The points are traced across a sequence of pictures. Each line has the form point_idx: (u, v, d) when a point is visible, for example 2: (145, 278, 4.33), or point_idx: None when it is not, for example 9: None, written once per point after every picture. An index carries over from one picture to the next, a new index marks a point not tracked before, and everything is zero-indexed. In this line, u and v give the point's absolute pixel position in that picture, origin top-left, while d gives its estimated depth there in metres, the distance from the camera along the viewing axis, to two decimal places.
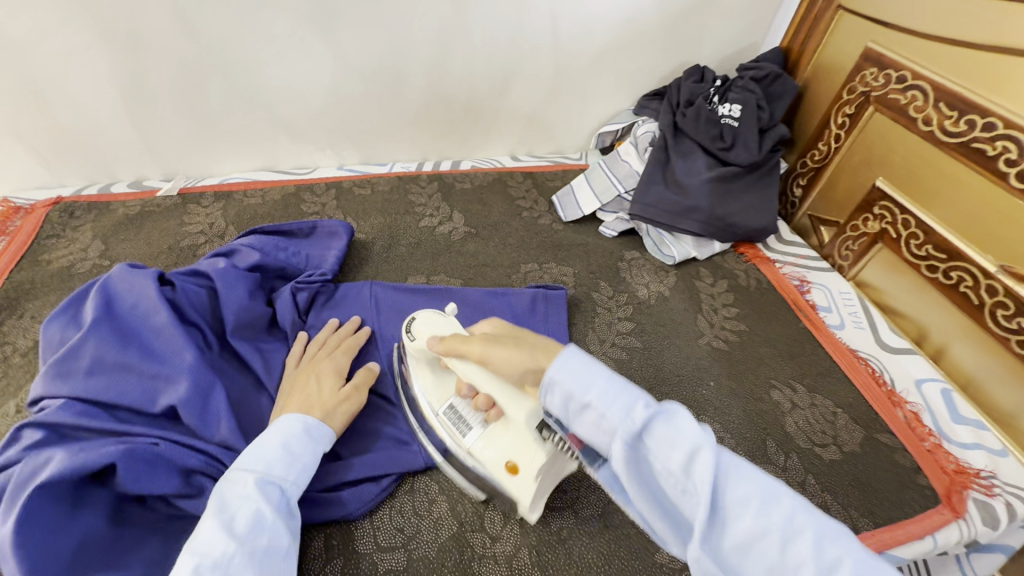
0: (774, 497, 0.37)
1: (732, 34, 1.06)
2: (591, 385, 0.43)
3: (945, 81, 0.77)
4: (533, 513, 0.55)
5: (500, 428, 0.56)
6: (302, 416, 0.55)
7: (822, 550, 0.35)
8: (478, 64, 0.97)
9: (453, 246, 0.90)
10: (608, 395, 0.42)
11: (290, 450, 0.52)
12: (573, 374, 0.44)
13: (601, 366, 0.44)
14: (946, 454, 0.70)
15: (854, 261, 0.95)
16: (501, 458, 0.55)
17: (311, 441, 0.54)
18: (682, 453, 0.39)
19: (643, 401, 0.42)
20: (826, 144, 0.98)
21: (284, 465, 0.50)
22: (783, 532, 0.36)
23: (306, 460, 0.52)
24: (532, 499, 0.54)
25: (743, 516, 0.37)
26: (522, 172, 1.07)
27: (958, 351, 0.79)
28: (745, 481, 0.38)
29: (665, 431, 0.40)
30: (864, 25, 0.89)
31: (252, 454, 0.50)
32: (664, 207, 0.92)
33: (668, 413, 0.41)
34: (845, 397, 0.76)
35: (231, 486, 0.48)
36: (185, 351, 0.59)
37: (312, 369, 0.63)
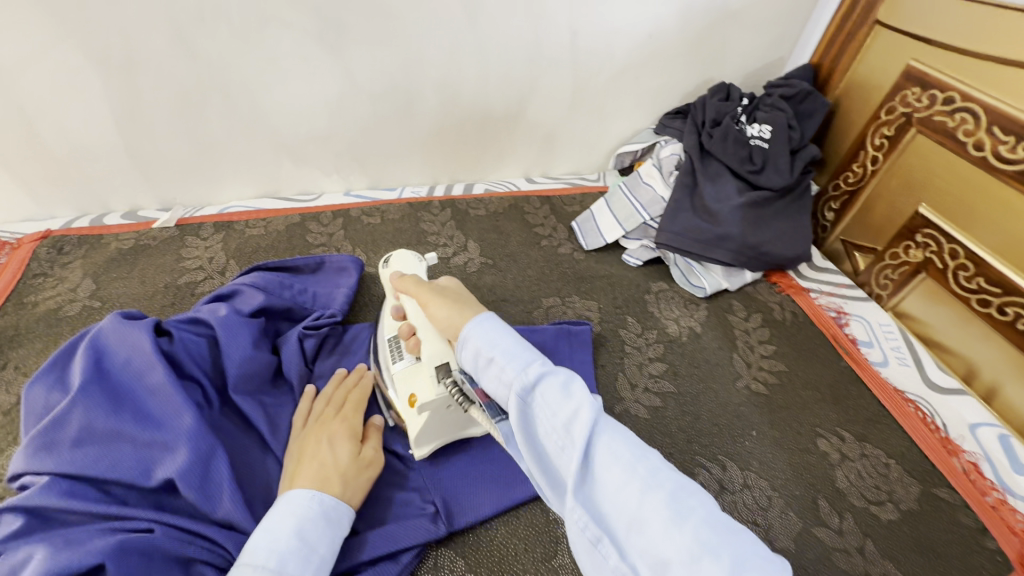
0: (643, 457, 0.39)
1: (759, 49, 1.01)
2: (498, 342, 0.47)
3: (999, 104, 0.71)
4: (419, 447, 0.59)
5: (415, 364, 0.59)
6: (319, 498, 0.50)
7: (677, 503, 0.36)
8: (493, 84, 0.92)
9: (469, 279, 0.85)
10: (510, 352, 0.45)
11: (304, 540, 0.47)
12: (485, 334, 0.48)
13: (508, 331, 0.47)
14: (1012, 511, 0.64)
15: (894, 290, 0.89)
16: (409, 391, 0.58)
17: (326, 530, 0.49)
18: (566, 406, 0.41)
19: (541, 360, 0.45)
20: (861, 166, 0.93)
21: (297, 560, 0.45)
22: (645, 484, 0.37)
23: (320, 553, 0.47)
24: (418, 433, 0.58)
25: (611, 467, 0.38)
26: (539, 196, 1.01)
27: (1013, 391, 0.73)
28: (616, 440, 0.39)
29: (553, 386, 0.42)
30: (904, 41, 0.83)
31: (261, 546, 0.45)
32: (692, 236, 0.86)
33: (562, 374, 0.43)
34: (897, 446, 0.70)
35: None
36: (184, 413, 0.53)
37: (322, 430, 0.58)
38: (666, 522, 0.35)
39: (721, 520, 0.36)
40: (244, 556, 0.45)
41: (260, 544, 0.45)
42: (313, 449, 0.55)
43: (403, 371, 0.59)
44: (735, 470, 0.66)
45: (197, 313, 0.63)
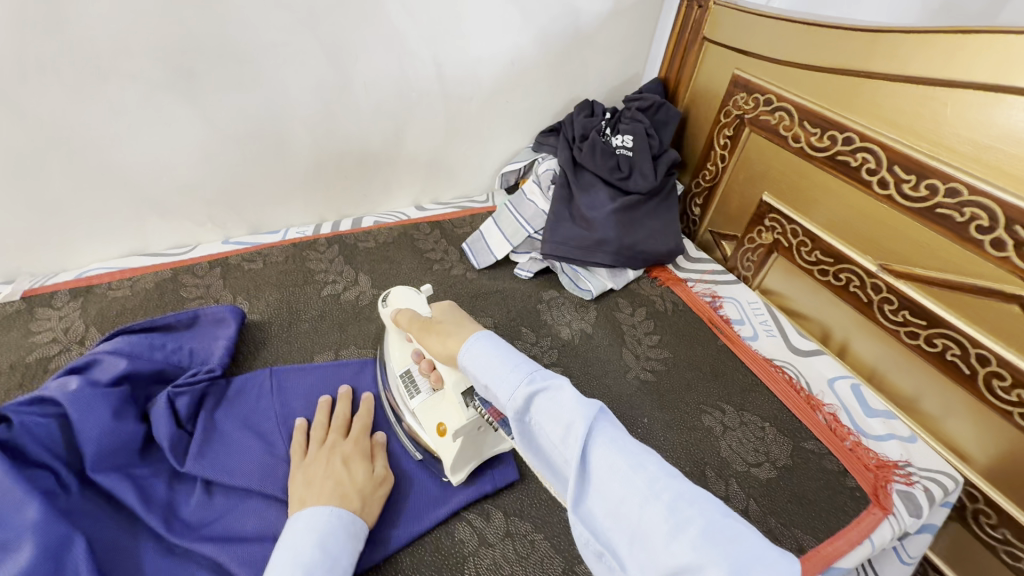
0: (642, 466, 0.40)
1: (615, 68, 1.10)
2: (487, 367, 0.50)
3: (805, 102, 0.83)
4: (456, 475, 0.61)
5: (438, 395, 0.61)
6: (337, 515, 0.52)
7: (675, 512, 0.38)
8: (367, 117, 0.93)
9: (362, 313, 0.84)
10: (502, 372, 0.48)
11: (326, 551, 0.49)
12: (477, 358, 0.51)
13: (504, 351, 0.50)
14: (866, 450, 0.73)
15: (756, 271, 1.00)
16: (436, 421, 0.60)
17: (346, 543, 0.51)
18: (560, 417, 0.43)
19: (540, 374, 0.47)
20: (713, 164, 1.03)
21: (323, 570, 0.47)
22: (644, 496, 0.39)
23: (342, 564, 0.49)
24: (454, 461, 0.59)
25: (609, 480, 0.41)
26: (429, 222, 1.03)
27: (858, 344, 0.85)
28: (611, 450, 0.42)
29: (548, 399, 0.45)
30: (727, 54, 0.95)
31: (286, 560, 0.47)
32: (574, 243, 0.91)
33: (550, 388, 0.46)
34: (770, 411, 0.77)
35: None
36: (29, 504, 0.49)
37: (332, 453, 0.60)
38: (666, 533, 0.37)
39: (722, 517, 0.37)
40: (271, 572, 0.47)
41: (285, 560, 0.47)
42: (330, 471, 0.57)
43: (422, 404, 0.62)
44: None
45: (46, 390, 0.57)
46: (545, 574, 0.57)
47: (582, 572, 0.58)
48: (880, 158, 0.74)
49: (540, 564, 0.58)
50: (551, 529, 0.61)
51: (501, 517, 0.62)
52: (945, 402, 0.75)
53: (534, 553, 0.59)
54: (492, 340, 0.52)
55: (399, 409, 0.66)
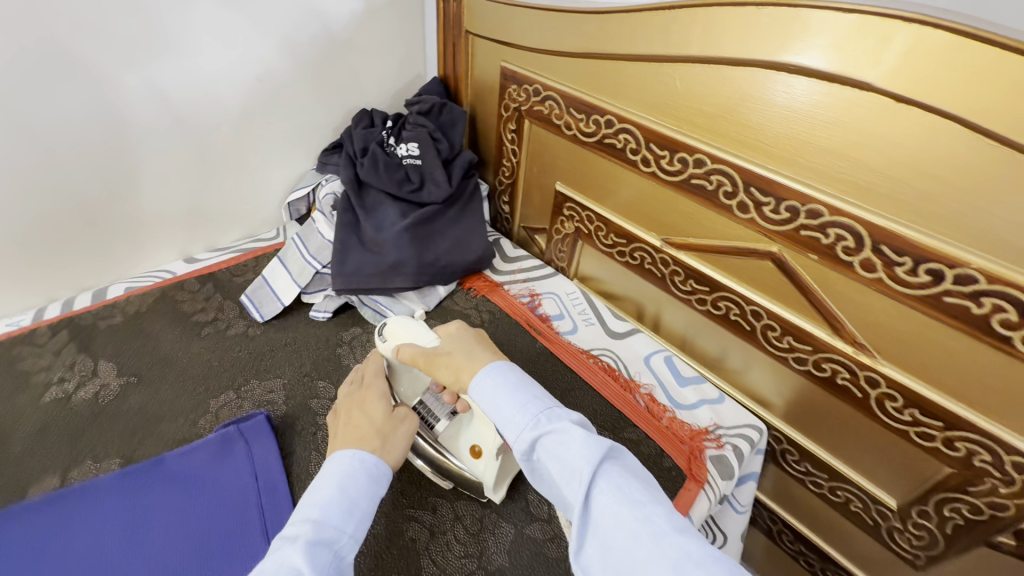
0: (651, 520, 0.39)
1: (390, 71, 1.01)
2: (493, 403, 0.50)
3: (567, 89, 0.82)
4: (496, 494, 0.62)
5: (471, 419, 0.64)
6: (360, 454, 0.50)
7: (681, 573, 0.36)
8: (73, 167, 0.75)
9: (104, 412, 0.67)
10: (508, 413, 0.48)
11: (347, 494, 0.46)
12: (483, 396, 0.51)
13: (512, 386, 0.50)
14: (681, 424, 0.75)
15: (570, 260, 0.99)
16: (468, 443, 0.62)
17: (367, 485, 0.48)
18: (565, 462, 0.43)
19: (546, 417, 0.47)
20: (508, 159, 1.00)
21: (341, 512, 0.45)
22: (652, 552, 0.38)
23: (366, 508, 0.47)
24: (495, 478, 0.61)
25: (613, 532, 0.40)
26: (199, 276, 0.87)
27: (667, 315, 0.87)
28: (618, 499, 0.41)
29: (557, 441, 0.45)
30: (492, 46, 0.91)
31: (307, 503, 0.45)
32: (369, 272, 0.82)
33: (557, 429, 0.45)
34: (590, 407, 0.76)
35: (281, 541, 0.42)
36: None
37: (351, 401, 0.59)
38: None
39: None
40: (297, 514, 0.45)
41: (310, 505, 0.45)
42: (351, 416, 0.56)
43: (448, 433, 0.63)
44: (446, 506, 0.63)
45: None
46: None
47: None
48: (638, 137, 0.75)
49: None
50: None
51: None
52: (744, 357, 0.79)
53: None
54: (503, 374, 0.52)
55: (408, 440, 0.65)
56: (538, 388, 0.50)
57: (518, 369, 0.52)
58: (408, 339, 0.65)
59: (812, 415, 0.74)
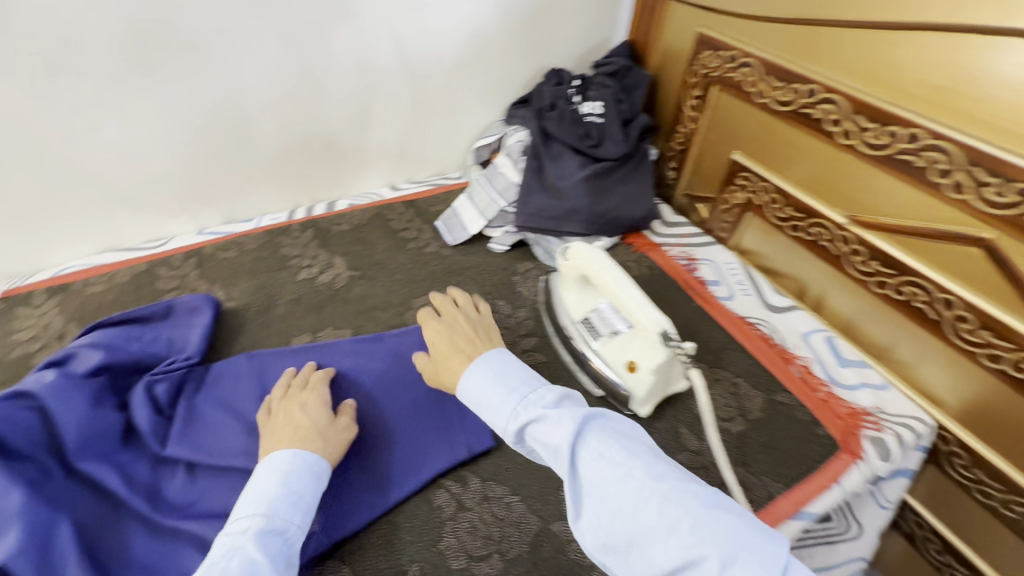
0: (629, 474, 0.44)
1: (582, 32, 1.08)
2: (484, 397, 0.55)
3: (768, 57, 0.82)
4: (643, 407, 0.69)
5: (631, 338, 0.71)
6: (302, 454, 0.55)
7: (667, 510, 0.41)
8: (331, 98, 0.92)
9: (337, 294, 0.84)
10: (496, 405, 0.53)
11: (290, 489, 0.52)
12: (475, 388, 0.56)
13: (494, 381, 0.55)
14: (838, 399, 0.75)
15: (732, 232, 1.00)
16: (626, 358, 0.70)
17: (309, 478, 0.54)
18: (550, 443, 0.48)
19: (525, 406, 0.51)
20: (684, 126, 1.02)
21: (286, 505, 0.51)
22: (637, 502, 0.42)
23: (309, 500, 0.53)
24: (645, 392, 0.67)
25: (603, 496, 0.44)
26: (403, 202, 1.03)
27: (833, 297, 0.85)
28: (599, 463, 0.45)
29: (541, 426, 0.49)
30: (692, 12, 0.94)
31: (249, 500, 0.51)
32: (546, 214, 0.92)
33: (540, 412, 0.50)
34: (744, 367, 0.79)
35: (226, 536, 0.48)
36: (12, 492, 0.51)
37: (290, 402, 0.63)
38: (663, 530, 0.41)
39: (709, 510, 0.41)
40: (238, 510, 0.51)
41: (249, 502, 0.51)
42: (291, 418, 0.60)
43: (607, 345, 0.72)
44: None
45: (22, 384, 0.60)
46: (519, 535, 0.59)
47: (556, 529, 0.60)
48: (843, 109, 0.74)
49: (516, 526, 0.59)
50: (525, 491, 0.62)
51: (478, 482, 0.63)
52: (919, 349, 0.75)
53: (509, 515, 0.60)
54: (484, 372, 0.56)
55: (574, 349, 0.76)
56: (519, 378, 0.55)
57: (500, 359, 0.58)
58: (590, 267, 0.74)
59: (995, 418, 0.70)
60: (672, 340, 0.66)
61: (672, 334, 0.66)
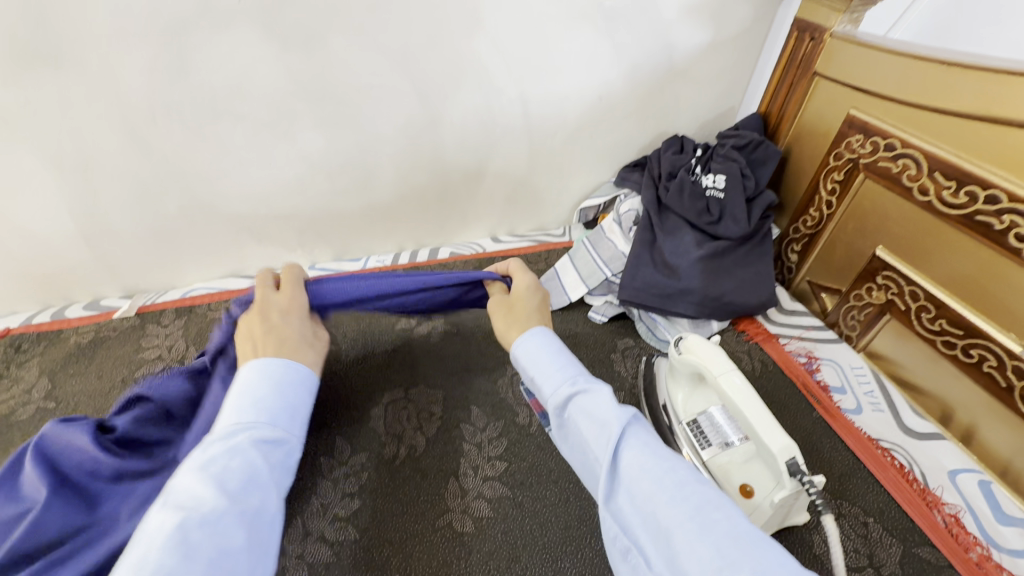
0: (672, 469, 0.40)
1: (710, 101, 1.03)
2: (540, 363, 0.50)
3: (937, 151, 0.73)
4: None
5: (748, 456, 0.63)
6: (287, 364, 0.49)
7: (704, 513, 0.37)
8: (451, 151, 0.94)
9: (432, 348, 0.84)
10: (548, 369, 0.49)
11: (288, 401, 0.47)
12: (530, 354, 0.52)
13: (554, 349, 0.51)
14: (997, 568, 0.62)
15: (862, 331, 0.89)
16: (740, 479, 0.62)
17: (304, 393, 0.49)
18: (597, 416, 0.44)
19: (585, 378, 0.48)
20: (817, 209, 0.94)
21: (284, 416, 0.46)
22: (672, 494, 0.38)
23: (303, 415, 0.48)
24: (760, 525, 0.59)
25: (641, 480, 0.40)
26: (504, 257, 1.02)
27: (989, 432, 0.72)
28: (643, 452, 0.41)
29: (586, 399, 0.46)
30: (843, 91, 0.85)
31: (244, 406, 0.45)
32: (654, 291, 0.86)
33: (593, 390, 0.46)
34: (874, 502, 0.68)
35: (218, 437, 0.42)
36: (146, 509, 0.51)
37: (265, 309, 0.56)
38: (692, 525, 0.36)
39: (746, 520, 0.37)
40: (228, 412, 0.45)
41: (242, 405, 0.45)
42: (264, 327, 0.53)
43: (717, 458, 0.65)
44: None
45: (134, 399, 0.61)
46: None
47: None
48: None
49: None
50: None
51: None
52: None
53: None
54: (546, 340, 0.52)
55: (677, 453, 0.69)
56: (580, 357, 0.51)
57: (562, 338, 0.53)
58: (702, 360, 0.67)
59: None
60: (801, 472, 0.56)
61: (801, 465, 0.57)
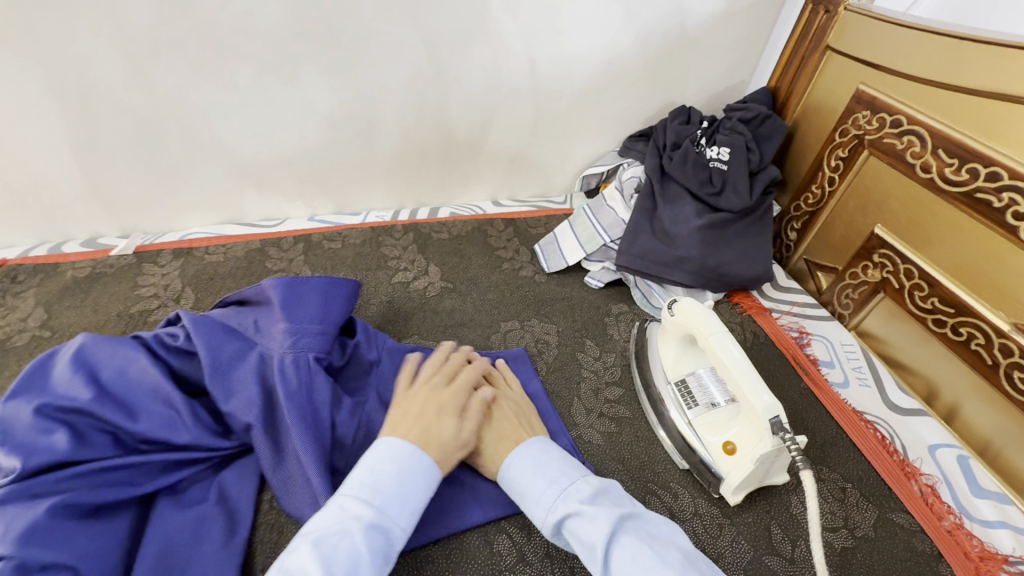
0: None
1: (719, 73, 1.02)
2: (534, 466, 0.54)
3: (942, 127, 0.72)
4: (735, 495, 0.61)
5: (733, 416, 0.63)
6: (417, 455, 0.51)
7: None
8: (456, 109, 0.93)
9: (428, 303, 0.84)
10: (536, 490, 0.52)
11: (402, 488, 0.49)
12: (522, 465, 0.54)
13: (541, 461, 0.54)
14: (968, 536, 0.63)
15: (855, 310, 0.89)
16: (723, 437, 0.63)
17: (423, 485, 0.50)
18: (586, 540, 0.47)
19: (564, 498, 0.50)
20: (819, 187, 0.94)
21: (395, 504, 0.48)
22: None
23: (416, 504, 0.49)
24: (739, 482, 0.60)
25: None
26: (504, 220, 1.03)
27: (972, 411, 0.73)
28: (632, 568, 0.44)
29: (578, 520, 0.48)
30: (854, 66, 0.85)
31: (366, 485, 0.48)
32: (651, 258, 0.87)
33: (584, 490, 0.50)
34: (853, 469, 0.70)
35: (337, 513, 0.46)
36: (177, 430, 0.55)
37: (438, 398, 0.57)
38: None
39: None
40: (347, 484, 0.49)
41: (366, 480, 0.48)
42: (421, 411, 0.56)
43: (702, 417, 0.66)
44: (687, 497, 0.64)
45: (155, 337, 0.59)
46: None
47: None
48: None
49: None
50: None
51: (541, 537, 0.59)
52: None
53: None
54: (532, 449, 0.56)
55: (663, 413, 0.70)
56: (560, 468, 0.53)
57: (542, 447, 0.56)
58: (695, 321, 0.68)
59: None
60: (783, 430, 0.58)
61: (784, 424, 0.58)
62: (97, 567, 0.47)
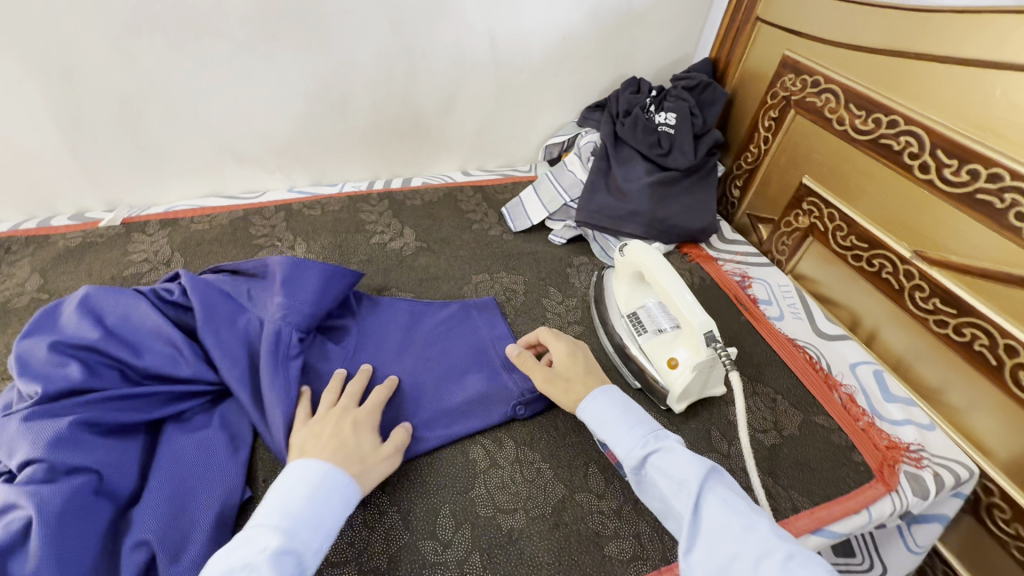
0: (754, 525, 0.45)
1: (665, 46, 1.11)
2: (613, 411, 0.58)
3: (853, 84, 0.82)
4: (679, 404, 0.71)
5: (675, 338, 0.72)
6: (336, 474, 0.51)
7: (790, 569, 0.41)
8: (424, 84, 1.00)
9: (404, 261, 0.91)
10: (621, 431, 0.55)
11: (318, 512, 0.48)
12: (597, 409, 0.58)
13: (622, 408, 0.57)
14: (879, 431, 0.74)
15: (790, 255, 1.00)
16: (667, 356, 0.72)
17: (339, 508, 0.50)
18: (675, 475, 0.50)
19: (655, 437, 0.54)
20: (756, 146, 1.04)
21: (308, 527, 0.47)
22: (759, 552, 0.43)
23: (331, 527, 0.49)
24: (681, 391, 0.69)
25: (726, 538, 0.44)
26: (473, 187, 1.10)
27: (887, 333, 0.84)
28: (724, 509, 0.46)
29: (664, 457, 0.52)
30: (780, 35, 0.95)
31: (276, 510, 0.47)
32: (607, 214, 0.95)
33: (672, 441, 0.53)
34: (784, 383, 0.80)
35: (244, 539, 0.45)
36: (179, 364, 0.61)
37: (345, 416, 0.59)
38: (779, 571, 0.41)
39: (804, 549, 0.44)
40: (264, 513, 0.48)
41: (282, 508, 0.48)
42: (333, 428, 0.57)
43: (651, 341, 0.75)
44: None
45: (153, 292, 0.65)
46: (546, 496, 0.63)
47: (579, 498, 0.63)
48: (923, 142, 0.73)
49: (543, 488, 0.63)
50: (556, 461, 0.66)
51: (511, 445, 0.67)
52: (973, 397, 0.73)
53: (537, 478, 0.64)
54: (610, 397, 0.59)
55: (617, 343, 0.78)
56: (642, 416, 0.57)
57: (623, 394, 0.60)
58: (643, 258, 0.77)
59: None
60: (715, 342, 0.67)
61: (717, 337, 0.67)
62: (119, 474, 0.54)
